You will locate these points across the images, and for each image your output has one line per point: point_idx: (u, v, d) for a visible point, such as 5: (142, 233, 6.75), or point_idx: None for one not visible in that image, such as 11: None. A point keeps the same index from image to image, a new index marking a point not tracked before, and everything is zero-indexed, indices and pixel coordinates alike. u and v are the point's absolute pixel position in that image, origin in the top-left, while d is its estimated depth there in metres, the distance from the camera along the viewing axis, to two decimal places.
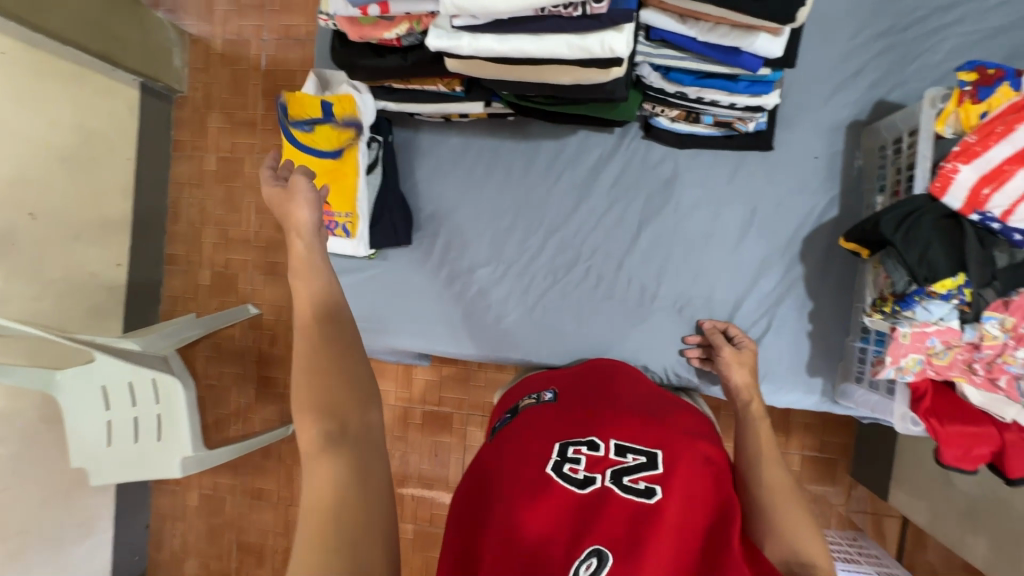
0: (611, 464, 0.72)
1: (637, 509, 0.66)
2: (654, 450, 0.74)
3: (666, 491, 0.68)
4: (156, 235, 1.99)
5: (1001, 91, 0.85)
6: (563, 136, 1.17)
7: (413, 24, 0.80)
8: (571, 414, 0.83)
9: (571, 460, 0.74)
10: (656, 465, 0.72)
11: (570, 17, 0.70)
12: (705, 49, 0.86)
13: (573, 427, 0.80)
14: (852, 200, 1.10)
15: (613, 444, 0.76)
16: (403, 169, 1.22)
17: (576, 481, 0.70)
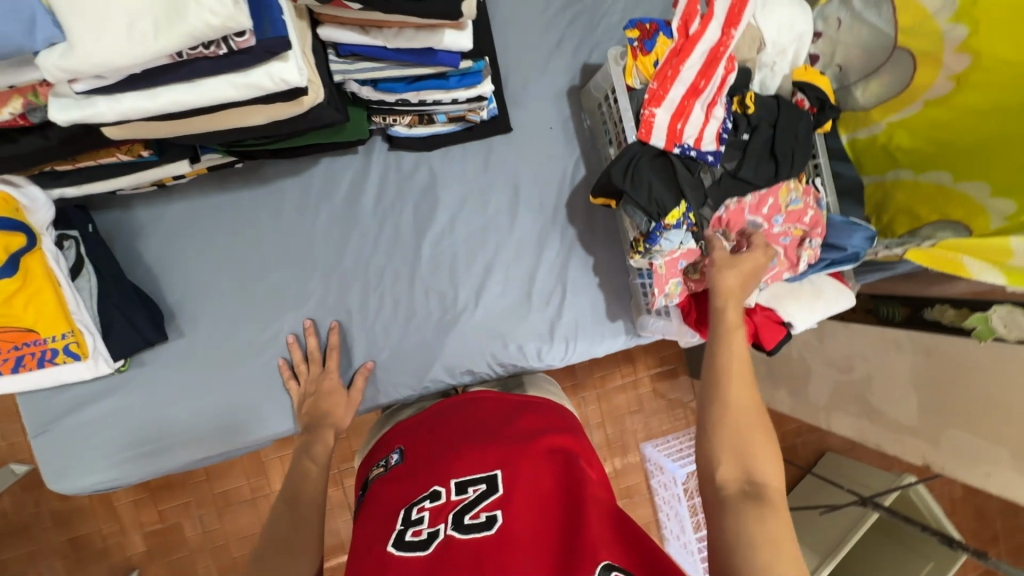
0: (452, 508, 0.68)
1: (482, 546, 0.61)
2: (492, 473, 0.71)
3: (508, 513, 0.65)
4: None
5: (661, 42, 0.99)
6: (306, 168, 1.08)
7: (27, 98, 0.64)
8: (414, 468, 0.77)
9: (414, 523, 0.68)
10: (498, 488, 0.69)
11: (218, 56, 0.61)
12: (399, 55, 0.84)
13: (416, 482, 0.74)
14: (593, 156, 1.20)
15: (453, 484, 0.71)
16: (126, 255, 1.01)
17: (420, 544, 0.64)
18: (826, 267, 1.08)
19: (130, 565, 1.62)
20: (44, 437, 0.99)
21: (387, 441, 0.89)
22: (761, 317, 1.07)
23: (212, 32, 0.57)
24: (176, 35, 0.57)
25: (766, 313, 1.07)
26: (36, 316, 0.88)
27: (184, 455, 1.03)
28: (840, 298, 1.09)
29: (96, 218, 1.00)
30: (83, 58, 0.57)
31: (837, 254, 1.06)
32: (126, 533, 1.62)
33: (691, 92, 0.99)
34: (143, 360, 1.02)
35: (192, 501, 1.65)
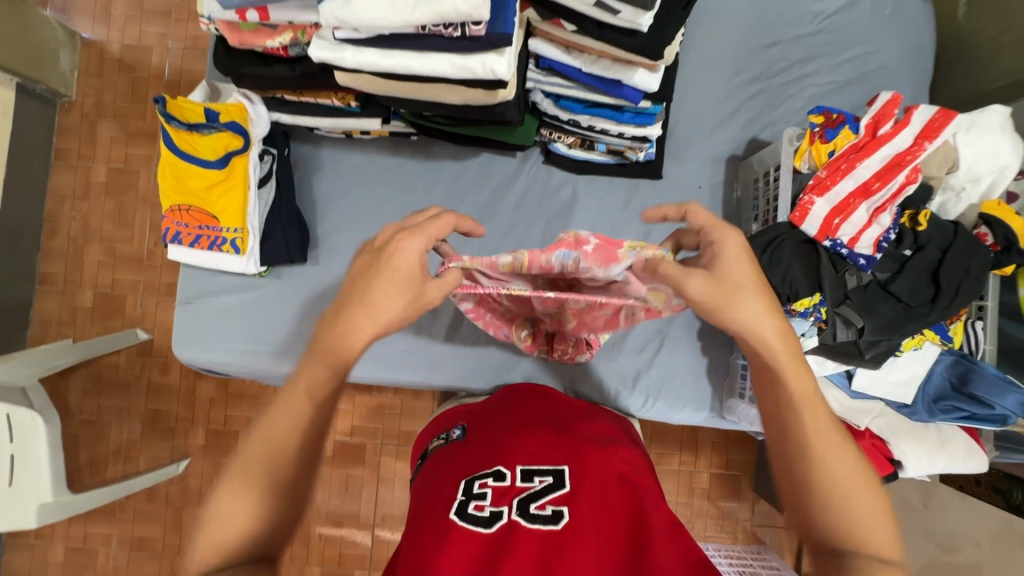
0: (517, 493, 0.72)
1: (550, 539, 0.65)
2: (559, 469, 0.75)
3: (573, 512, 0.68)
4: (28, 254, 1.80)
5: (844, 134, 0.96)
6: (467, 158, 1.18)
7: (296, 34, 0.79)
8: (478, 448, 0.81)
9: (477, 497, 0.71)
10: (564, 485, 0.72)
11: (451, 37, 0.72)
12: (589, 79, 0.91)
13: (479, 460, 0.79)
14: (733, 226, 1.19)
15: (519, 470, 0.75)
16: (300, 183, 1.16)
17: (484, 520, 0.68)
18: (962, 419, 0.97)
19: (187, 453, 1.80)
20: (182, 307, 1.14)
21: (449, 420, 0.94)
22: (868, 443, 0.97)
23: (457, 15, 0.67)
24: (430, 11, 0.67)
25: (875, 441, 0.98)
26: (224, 206, 1.04)
27: (280, 366, 1.14)
28: (968, 459, 0.96)
29: (291, 145, 1.17)
30: (354, 12, 0.69)
31: (981, 409, 0.95)
32: (195, 422, 1.81)
33: (862, 189, 0.95)
34: (280, 274, 1.15)
35: (253, 419, 1.79)
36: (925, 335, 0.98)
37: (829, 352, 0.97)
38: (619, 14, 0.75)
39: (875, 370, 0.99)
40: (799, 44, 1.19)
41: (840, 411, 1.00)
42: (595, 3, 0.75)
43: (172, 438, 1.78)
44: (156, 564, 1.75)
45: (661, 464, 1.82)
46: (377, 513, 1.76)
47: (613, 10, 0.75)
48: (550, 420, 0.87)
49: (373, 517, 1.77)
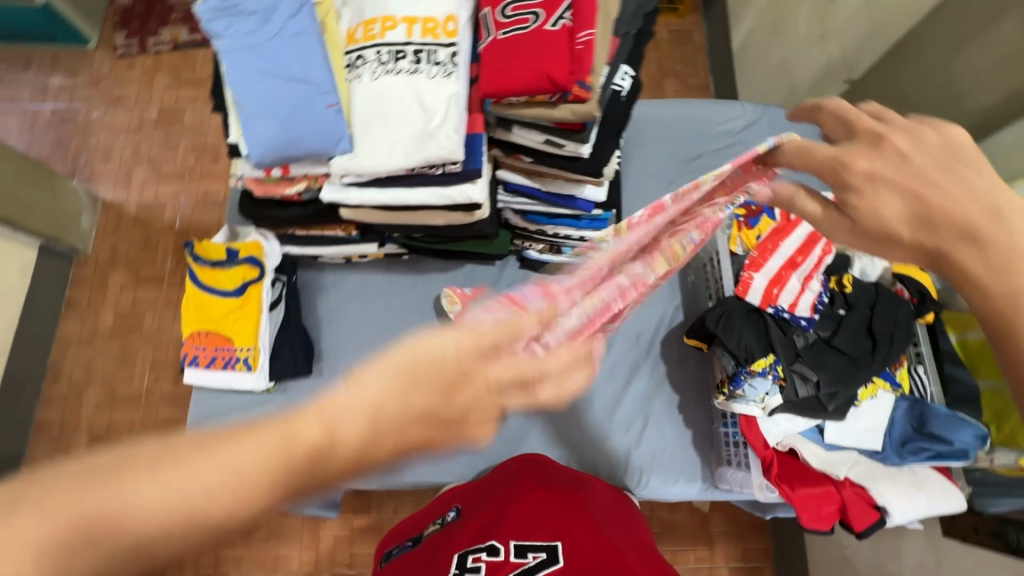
0: (511, 568, 0.76)
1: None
2: (552, 544, 0.79)
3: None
4: (27, 403, 1.85)
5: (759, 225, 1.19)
6: (453, 269, 1.35)
7: (310, 182, 0.97)
8: (479, 528, 0.87)
9: (471, 570, 0.77)
10: (556, 558, 0.76)
11: (434, 175, 0.92)
12: (548, 196, 1.11)
13: (478, 538, 0.84)
14: (693, 306, 1.34)
15: (512, 546, 0.80)
16: (306, 304, 1.31)
17: None
18: (930, 458, 1.03)
19: None
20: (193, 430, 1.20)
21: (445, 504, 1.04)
22: (851, 492, 1.03)
23: (438, 158, 0.87)
24: (418, 157, 0.88)
25: (856, 490, 1.03)
26: (238, 328, 1.16)
27: None
28: (946, 498, 1.02)
29: (298, 272, 1.33)
30: (360, 162, 0.89)
31: (944, 446, 1.02)
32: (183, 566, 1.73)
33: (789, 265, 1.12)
34: (286, 388, 1.24)
35: (245, 556, 1.73)
36: (876, 384, 1.09)
37: (797, 409, 1.06)
38: (563, 147, 0.97)
39: (841, 421, 1.07)
40: (718, 155, 1.46)
41: (820, 464, 1.05)
42: (545, 141, 0.96)
43: None
44: None
45: (676, 562, 1.76)
46: None
47: (558, 145, 0.97)
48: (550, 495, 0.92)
49: None
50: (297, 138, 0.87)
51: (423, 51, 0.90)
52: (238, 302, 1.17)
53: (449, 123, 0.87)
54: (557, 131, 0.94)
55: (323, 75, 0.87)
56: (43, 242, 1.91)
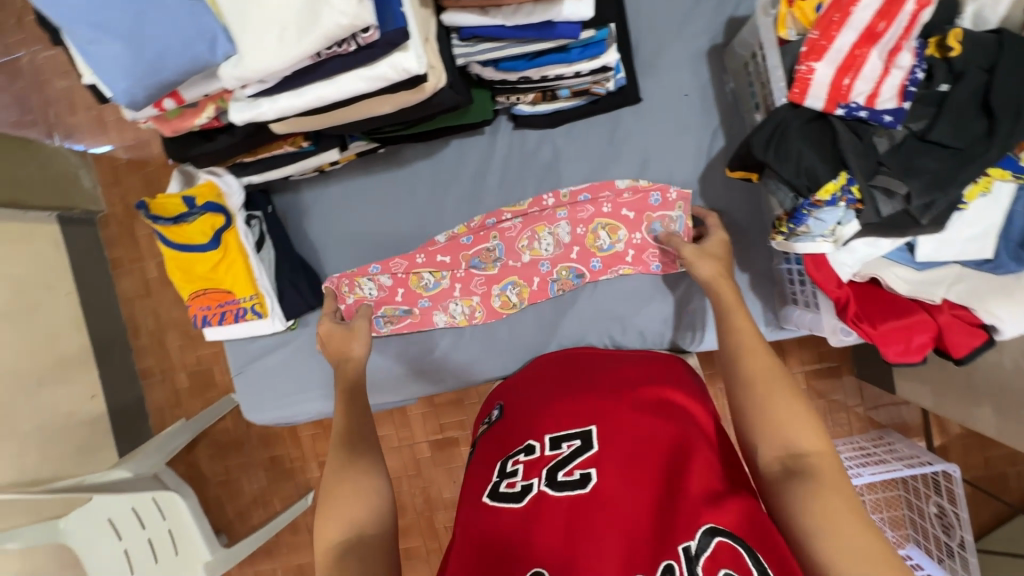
0: (546, 463, 0.71)
1: (574, 502, 0.64)
2: (586, 429, 0.73)
3: (600, 472, 0.67)
4: (126, 359, 1.98)
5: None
6: (438, 150, 1.14)
7: (218, 103, 0.77)
8: (514, 429, 0.82)
9: (509, 475, 0.73)
10: (592, 445, 0.71)
11: (350, 53, 0.67)
12: (517, 32, 0.83)
13: (514, 438, 0.79)
14: (735, 123, 1.07)
15: (547, 439, 0.75)
16: (295, 232, 1.19)
17: (514, 495, 0.69)
18: None
19: (310, 486, 2.00)
20: (237, 380, 1.21)
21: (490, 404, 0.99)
22: (948, 317, 0.87)
23: (341, 30, 0.62)
24: (316, 36, 0.63)
25: (956, 312, 0.87)
26: (233, 279, 1.08)
27: None
28: None
29: (275, 200, 1.18)
30: (252, 67, 0.67)
31: None
32: (306, 458, 2.00)
33: (864, 45, 0.81)
34: (307, 321, 1.20)
35: None
36: (990, 177, 0.83)
37: (882, 231, 0.85)
38: None
39: (940, 233, 0.85)
40: None
41: (909, 291, 0.88)
42: None
43: (293, 477, 1.99)
44: None
45: None
46: None
47: None
48: (581, 378, 0.88)
49: None
50: (161, 55, 0.65)
51: None
52: (221, 249, 1.06)
53: None
54: None
55: None
56: (58, 212, 1.85)
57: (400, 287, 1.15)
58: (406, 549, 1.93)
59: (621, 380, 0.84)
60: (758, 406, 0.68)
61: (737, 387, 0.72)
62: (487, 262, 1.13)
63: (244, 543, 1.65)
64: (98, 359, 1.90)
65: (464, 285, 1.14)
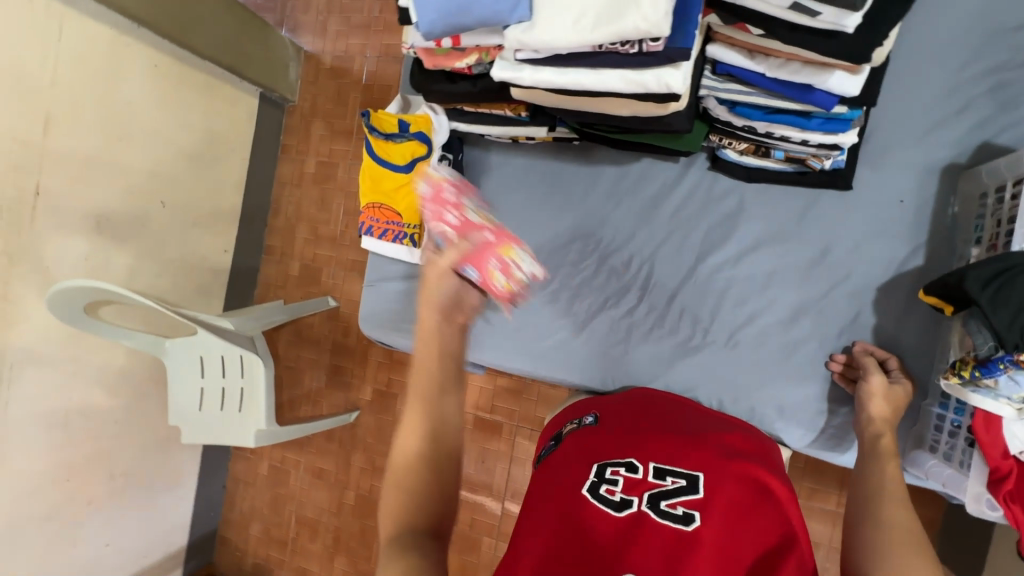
0: (648, 488, 0.78)
1: (675, 536, 0.72)
2: (693, 474, 0.79)
3: (704, 519, 0.73)
4: (259, 231, 2.20)
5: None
6: (628, 162, 1.18)
7: (482, 55, 0.86)
8: (615, 441, 0.88)
9: (609, 482, 0.80)
10: (696, 490, 0.77)
11: (627, 54, 0.72)
12: (773, 85, 0.84)
13: (614, 451, 0.86)
14: (943, 248, 1.00)
15: (651, 467, 0.82)
16: (470, 185, 1.27)
17: (616, 504, 0.76)
18: None
19: (358, 406, 2.11)
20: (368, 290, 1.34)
21: (582, 408, 1.04)
22: None
23: (637, 32, 0.67)
24: (608, 31, 0.68)
25: None
26: (407, 206, 1.20)
27: (448, 350, 1.28)
28: None
29: (465, 150, 1.28)
30: (537, 36, 0.74)
31: None
32: (366, 381, 2.12)
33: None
34: None
35: None
36: None
37: None
38: (818, 15, 0.68)
39: None
40: None
41: None
42: (790, 6, 0.69)
43: (349, 392, 2.11)
44: (328, 491, 2.07)
45: None
46: (508, 489, 1.82)
47: (811, 12, 0.68)
48: (683, 424, 0.93)
49: (504, 492, 1.83)
50: (472, 1, 0.74)
51: None
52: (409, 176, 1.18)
53: None
54: None
55: None
56: (261, 90, 2.08)
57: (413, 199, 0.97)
58: None
59: (724, 441, 0.88)
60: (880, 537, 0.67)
61: (865, 524, 0.70)
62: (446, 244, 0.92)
63: (291, 429, 1.76)
64: (242, 222, 2.13)
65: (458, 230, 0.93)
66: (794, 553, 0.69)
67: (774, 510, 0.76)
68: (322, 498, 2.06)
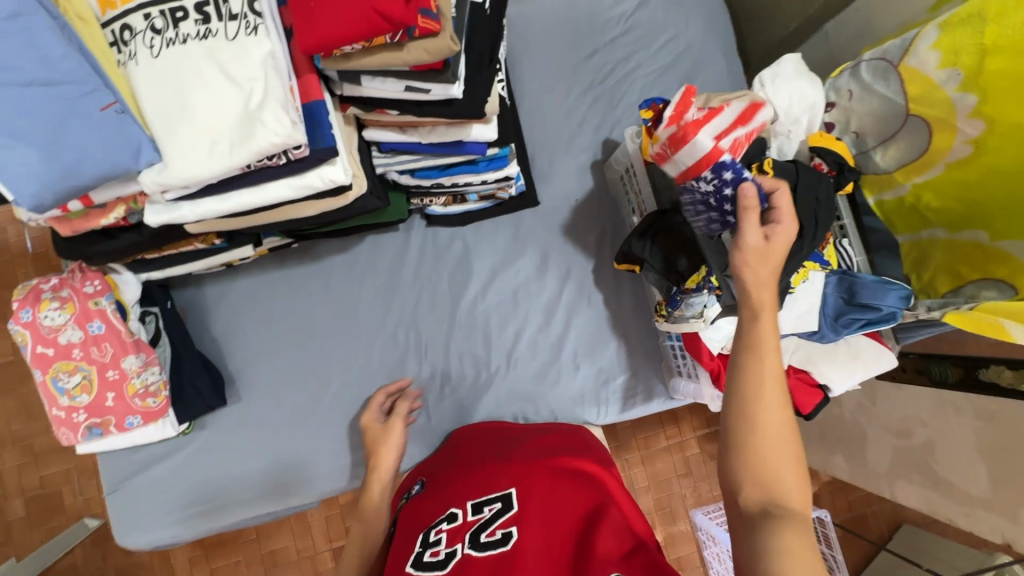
0: (469, 528, 0.74)
1: (497, 560, 0.67)
2: (506, 491, 0.77)
3: (521, 529, 0.70)
4: None
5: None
6: (354, 245, 1.19)
7: (129, 205, 0.77)
8: (437, 501, 0.83)
9: (433, 545, 0.74)
10: (512, 505, 0.74)
11: (279, 165, 0.73)
12: (433, 148, 0.94)
13: (437, 510, 0.81)
14: (618, 224, 1.26)
15: (469, 506, 0.78)
16: (197, 328, 1.14)
17: (439, 564, 0.70)
18: (861, 326, 1.06)
19: None
20: (117, 499, 1.08)
21: (413, 477, 0.99)
22: (795, 380, 1.07)
23: (274, 147, 0.68)
24: (247, 151, 0.68)
25: (799, 376, 1.07)
26: None
27: (245, 513, 1.10)
28: (880, 359, 1.06)
29: (175, 295, 1.14)
30: (176, 175, 0.69)
31: (873, 313, 1.04)
32: None
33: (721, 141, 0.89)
34: (205, 423, 1.11)
35: (241, 561, 1.69)
36: (807, 267, 1.07)
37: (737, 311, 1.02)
38: (430, 91, 0.79)
39: (778, 312, 1.06)
40: (617, 45, 1.30)
41: None
42: (405, 89, 0.79)
43: None
44: None
45: (650, 447, 1.86)
46: None
47: (423, 89, 0.79)
48: (498, 452, 0.92)
49: None
50: (80, 161, 0.66)
51: (209, 5, 0.70)
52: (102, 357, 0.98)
53: (274, 99, 0.68)
54: (415, 74, 0.76)
55: (79, 68, 0.64)
56: None
57: (110, 391, 0.98)
58: None
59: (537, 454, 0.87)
60: (757, 460, 0.65)
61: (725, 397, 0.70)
62: (76, 378, 0.96)
63: None
64: None
65: (84, 349, 0.96)
66: (602, 513, 0.71)
67: (589, 487, 0.77)
68: None
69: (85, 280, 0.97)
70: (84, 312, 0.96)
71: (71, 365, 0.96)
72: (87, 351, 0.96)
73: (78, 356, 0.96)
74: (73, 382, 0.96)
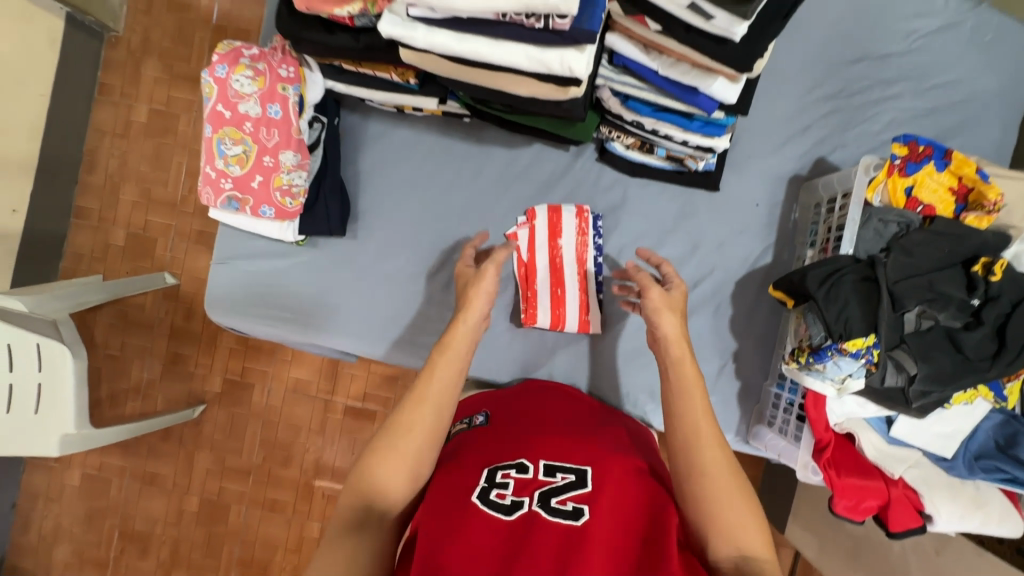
0: (539, 487, 0.71)
1: (564, 531, 0.64)
2: (582, 470, 0.74)
3: (593, 512, 0.67)
4: (65, 189, 1.72)
5: (966, 174, 0.94)
6: (519, 146, 1.14)
7: (367, 6, 0.75)
8: (505, 442, 0.81)
9: (499, 486, 0.71)
10: (586, 484, 0.71)
11: (531, 28, 0.67)
12: (664, 83, 0.85)
13: (505, 452, 0.78)
14: (786, 250, 1.14)
15: (542, 465, 0.75)
16: (346, 154, 1.14)
17: (505, 507, 0.68)
18: (1001, 480, 0.94)
19: (203, 399, 1.81)
20: (218, 270, 1.13)
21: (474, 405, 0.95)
22: (900, 493, 0.94)
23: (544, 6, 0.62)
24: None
25: (907, 492, 0.94)
26: None
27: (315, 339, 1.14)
28: (1003, 522, 0.93)
29: (342, 115, 1.14)
30: None
31: None
32: (213, 369, 1.81)
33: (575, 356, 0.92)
34: (317, 244, 1.14)
35: (268, 372, 1.78)
36: (977, 391, 0.94)
37: (875, 397, 0.93)
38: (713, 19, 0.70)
39: (918, 419, 0.94)
40: (886, 63, 1.12)
41: (876, 456, 0.96)
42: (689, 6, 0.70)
43: (191, 383, 1.78)
44: (164, 500, 1.80)
45: None
46: None
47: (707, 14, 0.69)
48: (572, 422, 0.88)
49: None
50: None
51: None
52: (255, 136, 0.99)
53: None
54: None
55: None
56: (69, 10, 1.59)
57: (260, 175, 1.00)
58: (275, 499, 1.77)
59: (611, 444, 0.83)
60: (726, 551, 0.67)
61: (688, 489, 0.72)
62: (239, 148, 0.99)
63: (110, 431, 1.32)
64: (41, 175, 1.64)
65: (255, 127, 0.98)
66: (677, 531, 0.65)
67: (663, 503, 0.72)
68: (154, 507, 1.79)
69: (282, 63, 0.97)
70: (268, 92, 0.97)
71: (239, 137, 0.99)
72: (258, 130, 0.98)
73: (247, 130, 0.98)
74: (235, 151, 0.99)
